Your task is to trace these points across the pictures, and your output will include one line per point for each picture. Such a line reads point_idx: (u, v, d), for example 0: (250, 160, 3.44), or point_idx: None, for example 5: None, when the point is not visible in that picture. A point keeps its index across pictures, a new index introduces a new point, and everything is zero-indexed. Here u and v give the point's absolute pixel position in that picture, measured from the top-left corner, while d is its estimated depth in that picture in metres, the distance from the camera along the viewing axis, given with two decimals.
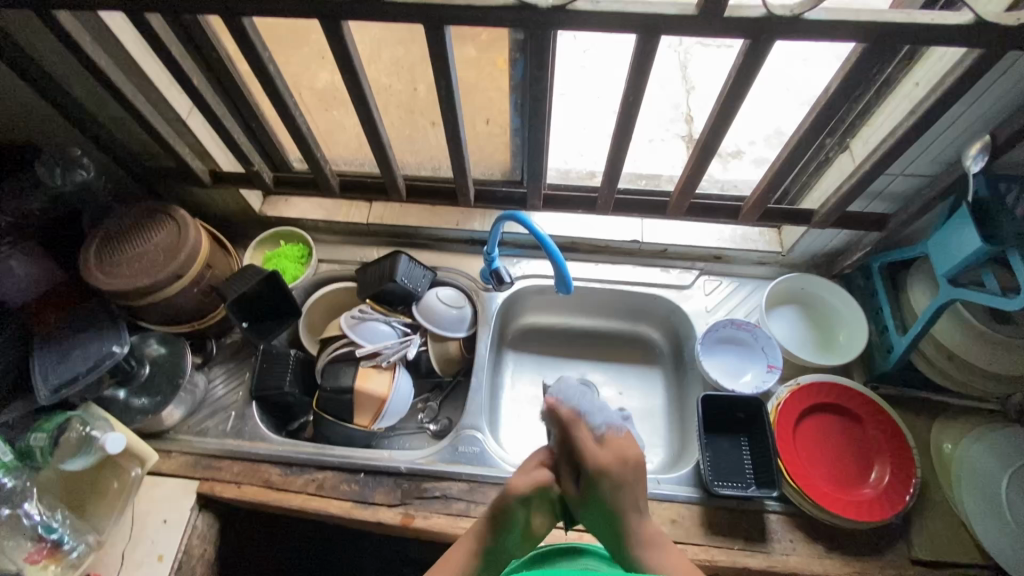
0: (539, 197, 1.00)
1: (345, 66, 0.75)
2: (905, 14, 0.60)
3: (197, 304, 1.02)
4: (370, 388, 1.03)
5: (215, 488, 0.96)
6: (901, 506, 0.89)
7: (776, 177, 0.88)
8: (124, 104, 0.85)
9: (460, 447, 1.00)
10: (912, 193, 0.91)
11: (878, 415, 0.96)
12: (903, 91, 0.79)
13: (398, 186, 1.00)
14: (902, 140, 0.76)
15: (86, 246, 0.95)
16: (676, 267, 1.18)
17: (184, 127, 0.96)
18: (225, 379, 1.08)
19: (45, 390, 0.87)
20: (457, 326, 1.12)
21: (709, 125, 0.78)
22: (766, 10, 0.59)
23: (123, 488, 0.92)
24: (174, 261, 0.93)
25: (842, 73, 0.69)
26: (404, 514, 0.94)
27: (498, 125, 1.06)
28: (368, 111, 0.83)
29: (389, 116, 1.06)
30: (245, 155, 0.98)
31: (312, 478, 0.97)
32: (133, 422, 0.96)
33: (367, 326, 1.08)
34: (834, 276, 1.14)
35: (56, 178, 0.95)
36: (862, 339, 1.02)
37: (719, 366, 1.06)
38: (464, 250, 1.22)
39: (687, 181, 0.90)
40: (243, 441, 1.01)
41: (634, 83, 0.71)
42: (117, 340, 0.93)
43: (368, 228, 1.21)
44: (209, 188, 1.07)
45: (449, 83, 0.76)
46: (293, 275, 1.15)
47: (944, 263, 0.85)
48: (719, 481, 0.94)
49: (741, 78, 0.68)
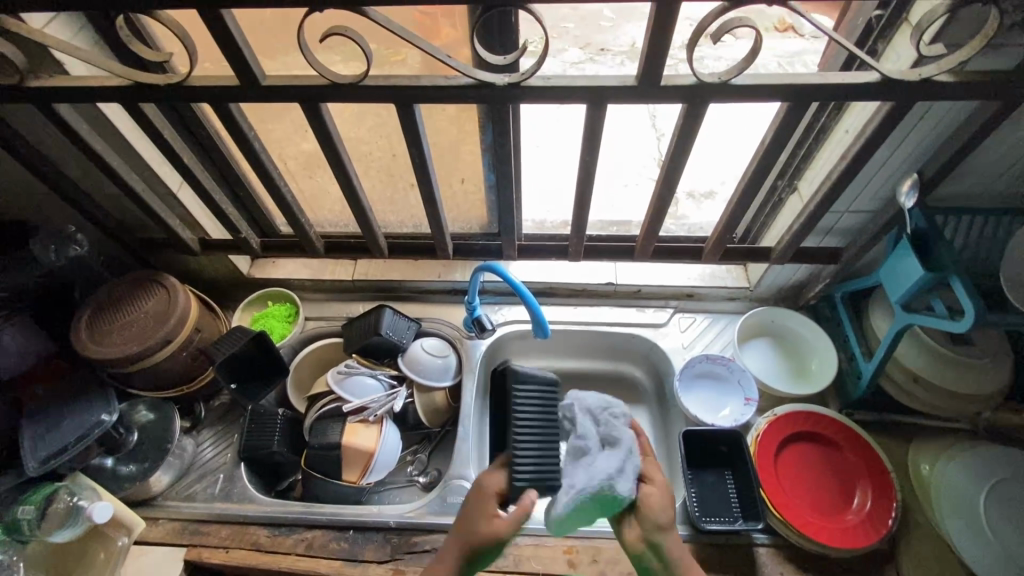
0: (514, 248, 1.06)
1: (325, 141, 0.82)
2: (819, 77, 0.68)
3: (186, 368, 1.04)
4: (358, 442, 1.05)
5: (203, 554, 0.95)
6: (884, 531, 0.90)
7: (731, 219, 0.94)
8: (117, 183, 0.91)
9: (448, 498, 1.00)
10: (860, 227, 0.98)
11: (855, 441, 0.99)
12: (836, 137, 0.87)
13: (380, 245, 1.06)
14: (838, 181, 0.83)
15: (78, 317, 0.99)
16: (651, 307, 1.23)
17: (174, 200, 1.02)
18: (214, 441, 1.08)
19: (33, 462, 0.88)
20: (443, 375, 1.15)
21: (662, 177, 0.85)
22: (697, 79, 0.66)
23: (110, 558, 0.92)
24: (164, 328, 0.97)
25: (774, 127, 0.76)
26: (394, 570, 0.93)
27: (473, 183, 1.13)
28: (348, 179, 0.89)
29: (371, 180, 1.13)
30: (232, 223, 1.04)
31: (301, 537, 0.97)
32: (121, 490, 0.97)
33: (354, 381, 1.10)
34: (801, 307, 1.19)
35: (50, 254, 0.98)
36: (832, 367, 1.06)
37: (698, 401, 1.09)
38: (447, 301, 1.26)
39: (649, 228, 0.97)
40: (232, 504, 1.01)
41: (589, 144, 0.78)
42: (106, 408, 0.95)
43: (353, 284, 1.25)
44: (198, 255, 1.12)
45: (421, 152, 0.82)
46: (280, 334, 1.18)
47: (897, 290, 0.91)
48: (707, 517, 0.95)
49: (685, 135, 0.75)
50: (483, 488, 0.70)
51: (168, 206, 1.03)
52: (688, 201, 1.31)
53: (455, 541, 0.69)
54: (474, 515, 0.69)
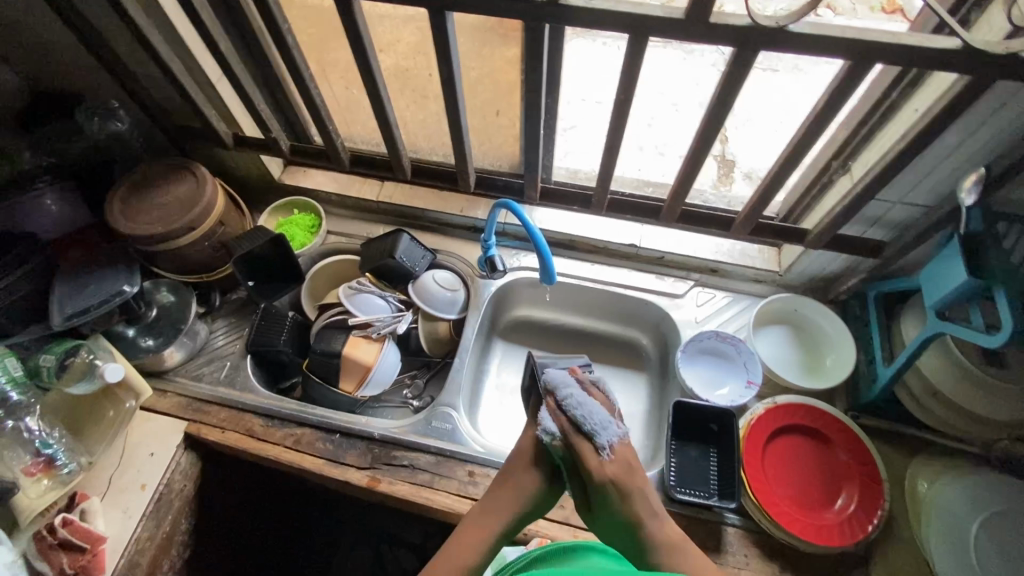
0: (536, 189, 1.03)
1: (357, 44, 0.80)
2: (891, 35, 0.61)
3: (207, 257, 1.08)
4: (358, 355, 1.08)
5: (201, 430, 1.02)
6: (861, 536, 0.88)
7: (768, 191, 0.88)
8: (158, 63, 0.92)
9: (433, 422, 1.04)
10: (910, 223, 0.90)
11: (852, 442, 0.95)
12: (903, 117, 0.79)
13: (404, 166, 1.05)
14: (894, 165, 0.76)
15: (113, 191, 1.03)
16: (670, 276, 1.19)
17: (213, 91, 1.03)
18: (226, 331, 1.14)
19: (59, 317, 0.96)
20: (449, 308, 1.16)
21: (699, 134, 0.80)
22: (751, 20, 0.61)
23: (117, 417, 0.99)
24: (189, 214, 1.00)
25: (833, 91, 0.70)
26: (371, 477, 0.98)
27: (508, 117, 1.10)
28: (377, 92, 0.88)
29: (406, 99, 1.11)
30: (265, 123, 1.05)
31: (292, 432, 1.03)
32: (136, 359, 1.04)
33: (363, 298, 1.13)
34: (830, 301, 1.13)
35: (94, 125, 1.04)
36: (847, 366, 1.01)
37: (698, 377, 1.06)
38: (466, 237, 1.26)
39: (678, 190, 0.92)
40: (234, 391, 1.07)
41: (625, 84, 0.74)
42: (128, 279, 1.01)
43: (377, 206, 1.26)
44: (232, 151, 1.14)
45: (450, 70, 0.80)
46: (300, 243, 1.20)
47: (934, 295, 0.84)
48: (682, 488, 0.95)
49: (730, 87, 0.70)
50: (523, 459, 0.80)
51: (207, 97, 1.05)
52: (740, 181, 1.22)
53: (496, 503, 0.76)
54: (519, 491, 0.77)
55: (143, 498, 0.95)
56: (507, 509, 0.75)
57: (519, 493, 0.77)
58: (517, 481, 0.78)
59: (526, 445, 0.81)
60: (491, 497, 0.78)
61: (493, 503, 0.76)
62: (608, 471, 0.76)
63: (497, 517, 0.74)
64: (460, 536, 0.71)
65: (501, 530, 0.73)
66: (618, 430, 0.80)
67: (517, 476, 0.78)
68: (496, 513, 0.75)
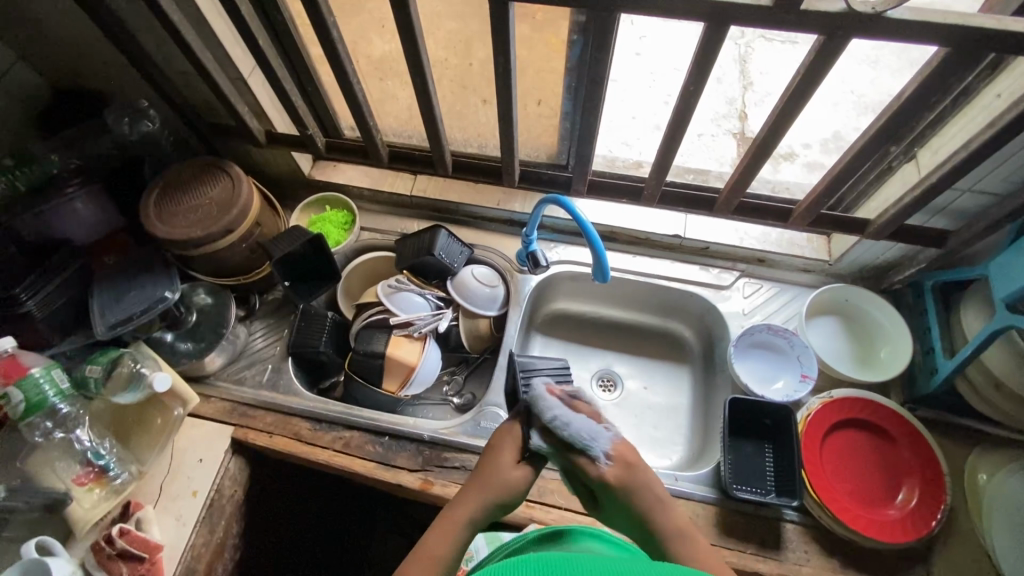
0: (584, 182, 1.00)
1: (408, 33, 0.77)
2: (996, 20, 0.57)
3: (244, 258, 1.06)
4: (401, 355, 1.06)
5: (249, 435, 1.01)
6: (925, 531, 0.87)
7: (835, 182, 0.85)
8: (192, 60, 0.89)
9: (482, 422, 1.02)
10: (979, 211, 0.87)
11: (913, 436, 0.94)
12: (982, 102, 0.76)
13: (445, 160, 1.02)
14: (975, 155, 0.73)
15: (147, 194, 1.00)
16: (716, 267, 1.15)
17: (245, 86, 0.99)
18: (265, 333, 1.12)
19: (102, 325, 0.94)
20: (489, 304, 1.14)
21: (769, 123, 0.77)
22: (847, 5, 0.57)
23: (165, 425, 0.98)
24: (226, 216, 0.97)
25: (920, 77, 0.67)
26: (423, 479, 0.97)
27: (549, 107, 1.05)
28: (425, 84, 0.85)
29: (443, 89, 1.07)
30: (301, 118, 1.01)
31: (340, 435, 1.01)
32: (179, 365, 1.02)
33: (403, 297, 1.10)
34: (882, 291, 1.10)
35: (124, 126, 1.02)
36: (905, 358, 0.99)
37: (750, 371, 1.05)
38: (502, 230, 1.22)
39: (737, 182, 0.90)
40: (278, 394, 1.06)
41: (695, 74, 0.71)
42: (170, 286, 0.99)
43: (410, 200, 1.23)
44: (264, 148, 1.11)
45: (507, 60, 0.77)
46: (336, 240, 1.18)
47: (1005, 287, 0.82)
48: (739, 484, 0.93)
49: (812, 74, 0.68)
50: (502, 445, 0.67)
51: (239, 92, 1.01)
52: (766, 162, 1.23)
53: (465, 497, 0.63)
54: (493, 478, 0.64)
55: (195, 505, 0.94)
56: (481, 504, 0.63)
57: (495, 481, 0.64)
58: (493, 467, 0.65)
59: (508, 433, 0.68)
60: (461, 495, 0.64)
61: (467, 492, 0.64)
62: (608, 477, 0.66)
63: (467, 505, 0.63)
64: (429, 536, 0.60)
65: (479, 515, 0.62)
66: (609, 432, 0.67)
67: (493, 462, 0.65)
68: (452, 526, 0.61)
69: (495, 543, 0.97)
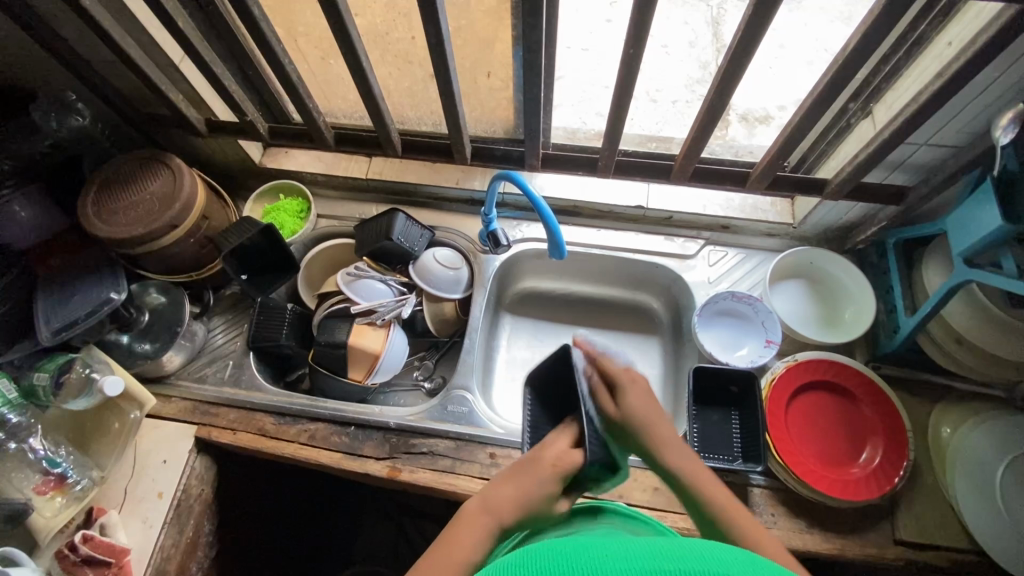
0: (538, 156, 0.98)
1: (330, 6, 0.74)
2: None
3: (194, 254, 1.02)
4: (364, 343, 1.03)
5: (212, 433, 0.99)
6: (887, 488, 0.88)
7: (788, 142, 0.83)
8: (114, 47, 0.84)
9: (449, 407, 1.02)
10: (936, 165, 0.85)
11: (876, 395, 0.94)
12: (934, 51, 0.73)
13: (393, 141, 1.00)
14: (924, 107, 0.71)
15: (84, 193, 0.96)
16: (681, 236, 1.14)
17: (177, 72, 0.95)
18: (225, 328, 1.10)
19: (48, 332, 0.91)
20: (452, 287, 1.11)
21: (718, 82, 0.75)
22: None
23: (123, 429, 0.96)
24: (169, 211, 0.94)
25: (861, 29, 0.65)
26: (391, 467, 0.96)
27: (500, 79, 1.01)
28: (358, 61, 0.82)
29: (387, 66, 1.03)
30: (239, 104, 0.97)
31: (305, 428, 1.00)
32: (135, 366, 0.99)
33: (364, 284, 1.08)
34: (846, 252, 1.10)
35: (51, 123, 0.97)
36: (868, 318, 0.99)
37: (715, 339, 1.04)
38: (464, 211, 1.20)
39: (692, 145, 0.87)
40: (240, 390, 1.04)
41: (634, 33, 0.69)
42: (115, 287, 0.96)
43: (367, 184, 1.19)
44: (207, 138, 1.06)
45: (438, 31, 0.74)
46: (291, 230, 1.14)
47: (962, 241, 0.81)
48: (706, 453, 0.93)
49: (751, 29, 0.66)
50: (551, 461, 0.61)
51: (171, 80, 0.97)
52: (736, 123, 1.18)
53: (504, 502, 0.58)
54: (532, 489, 0.59)
55: (161, 506, 0.93)
56: (514, 512, 0.58)
57: (537, 492, 0.59)
58: (536, 482, 0.59)
59: (565, 457, 0.61)
60: (494, 506, 0.58)
61: (499, 494, 0.59)
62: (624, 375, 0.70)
63: (504, 507, 0.58)
64: (456, 529, 0.56)
65: (514, 517, 0.58)
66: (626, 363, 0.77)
67: (537, 474, 0.60)
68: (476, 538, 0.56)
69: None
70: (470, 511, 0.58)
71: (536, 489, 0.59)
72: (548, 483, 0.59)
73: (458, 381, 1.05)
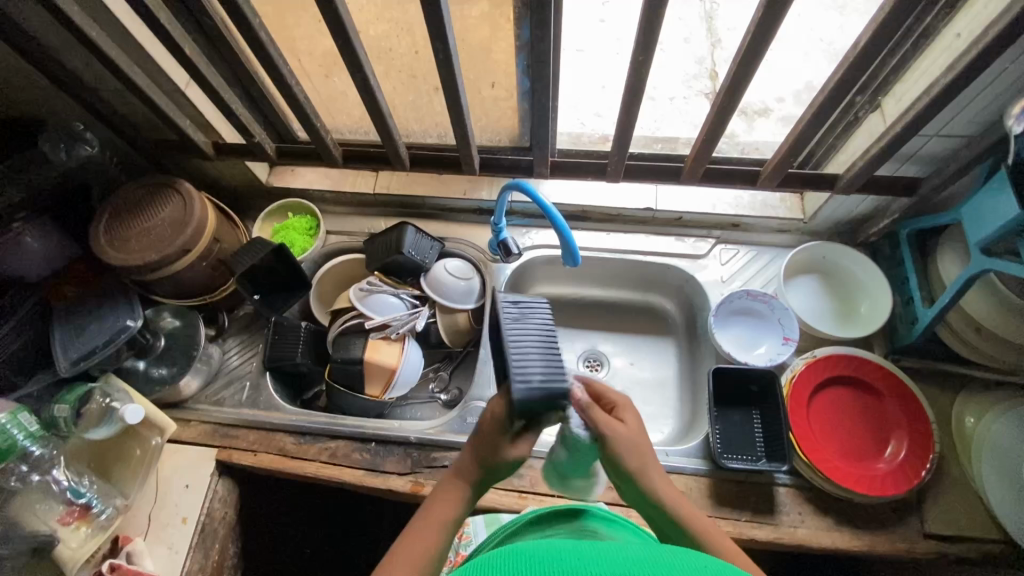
0: (546, 164, 0.98)
1: (338, 28, 0.74)
2: None
3: (206, 277, 1.02)
4: (380, 359, 1.03)
5: (233, 456, 0.99)
6: (914, 482, 0.87)
7: (799, 139, 0.83)
8: (121, 77, 0.85)
9: (469, 418, 1.02)
10: (948, 156, 0.85)
11: (898, 388, 0.94)
12: (942, 43, 0.73)
13: (401, 155, 1.00)
14: (937, 100, 0.71)
15: (96, 222, 0.96)
16: (691, 236, 1.13)
17: (184, 98, 0.95)
18: (240, 350, 1.10)
19: (65, 362, 0.91)
20: (465, 298, 1.11)
21: (727, 83, 0.75)
22: None
23: (145, 456, 0.96)
24: (181, 236, 0.94)
25: (873, 25, 0.65)
26: (413, 482, 0.96)
27: (504, 89, 1.00)
28: (365, 79, 0.83)
29: (391, 81, 1.03)
30: (245, 126, 0.97)
31: (325, 446, 1.00)
32: (153, 392, 0.99)
33: (376, 298, 1.07)
34: (859, 244, 1.09)
35: (61, 154, 0.95)
36: (885, 310, 0.98)
37: (732, 338, 1.04)
38: (472, 221, 1.20)
39: (701, 146, 0.87)
40: (258, 411, 1.04)
41: (642, 39, 0.69)
42: (131, 314, 0.96)
43: (375, 198, 1.19)
44: (214, 160, 1.07)
45: (446, 46, 0.74)
46: (301, 248, 1.14)
47: (978, 231, 0.81)
48: (729, 454, 0.93)
49: (762, 31, 0.66)
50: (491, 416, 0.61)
51: (177, 105, 0.97)
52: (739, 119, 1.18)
53: (465, 462, 0.63)
54: (485, 448, 0.62)
55: (186, 532, 0.93)
56: (474, 471, 0.63)
57: (484, 447, 0.62)
58: (485, 438, 0.62)
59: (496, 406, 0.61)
60: (461, 466, 0.63)
61: (462, 461, 0.64)
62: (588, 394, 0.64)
63: (464, 471, 0.63)
64: (430, 506, 0.62)
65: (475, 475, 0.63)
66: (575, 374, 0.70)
67: (481, 433, 0.62)
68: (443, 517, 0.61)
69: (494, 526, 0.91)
70: (443, 483, 0.64)
71: (485, 442, 0.62)
72: (496, 436, 0.61)
73: (475, 392, 1.05)
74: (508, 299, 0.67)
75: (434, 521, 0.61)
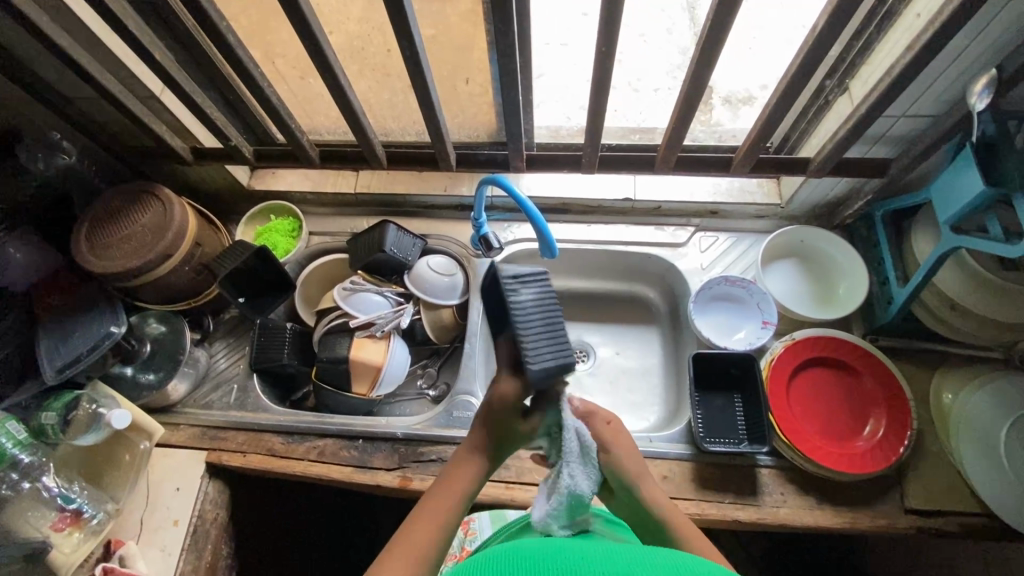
0: (522, 158, 0.99)
1: (304, 30, 0.75)
2: None
3: (190, 281, 1.03)
4: (365, 357, 1.04)
5: (222, 458, 1.00)
6: (893, 458, 0.88)
7: (767, 123, 0.84)
8: (93, 85, 0.85)
9: (455, 413, 1.03)
10: (916, 135, 0.86)
11: (877, 367, 0.95)
12: (903, 24, 0.74)
13: (377, 154, 1.01)
14: (898, 79, 0.72)
15: (76, 230, 0.97)
16: (671, 225, 1.14)
17: (159, 104, 0.96)
18: (226, 353, 1.11)
19: (50, 371, 0.92)
20: (449, 294, 1.12)
21: (692, 70, 0.76)
22: None
23: (134, 461, 0.97)
24: (162, 241, 0.94)
25: (829, 9, 0.66)
26: (401, 476, 0.97)
27: (478, 85, 1.01)
28: (335, 78, 0.83)
29: (367, 80, 1.03)
30: (221, 130, 0.97)
31: (313, 445, 1.01)
32: (142, 397, 1.00)
33: (360, 297, 1.08)
34: (835, 227, 1.10)
35: (38, 164, 0.96)
36: (862, 292, 1.00)
37: (712, 325, 1.05)
38: (454, 217, 1.20)
39: (672, 134, 0.88)
40: (247, 412, 1.05)
41: (605, 30, 0.69)
42: (115, 321, 0.97)
43: (356, 198, 1.20)
44: (193, 165, 1.07)
45: (412, 43, 0.75)
46: (284, 250, 1.14)
47: (947, 210, 0.82)
48: (711, 438, 0.94)
49: (720, 17, 0.67)
50: (500, 393, 0.62)
51: (152, 111, 0.98)
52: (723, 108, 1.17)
53: (475, 438, 0.65)
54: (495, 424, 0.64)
55: (178, 534, 0.94)
56: (484, 445, 0.65)
57: (491, 423, 0.64)
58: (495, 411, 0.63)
59: (503, 384, 0.62)
60: (472, 442, 0.65)
61: (471, 440, 0.65)
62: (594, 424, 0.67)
63: (473, 449, 0.65)
64: (439, 486, 0.63)
65: (484, 448, 0.65)
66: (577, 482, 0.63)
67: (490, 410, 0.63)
68: (445, 505, 0.61)
69: (499, 523, 0.91)
70: (451, 466, 0.65)
71: (493, 420, 0.64)
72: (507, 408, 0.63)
73: (462, 388, 1.06)
74: (503, 270, 0.64)
75: (443, 502, 0.61)
